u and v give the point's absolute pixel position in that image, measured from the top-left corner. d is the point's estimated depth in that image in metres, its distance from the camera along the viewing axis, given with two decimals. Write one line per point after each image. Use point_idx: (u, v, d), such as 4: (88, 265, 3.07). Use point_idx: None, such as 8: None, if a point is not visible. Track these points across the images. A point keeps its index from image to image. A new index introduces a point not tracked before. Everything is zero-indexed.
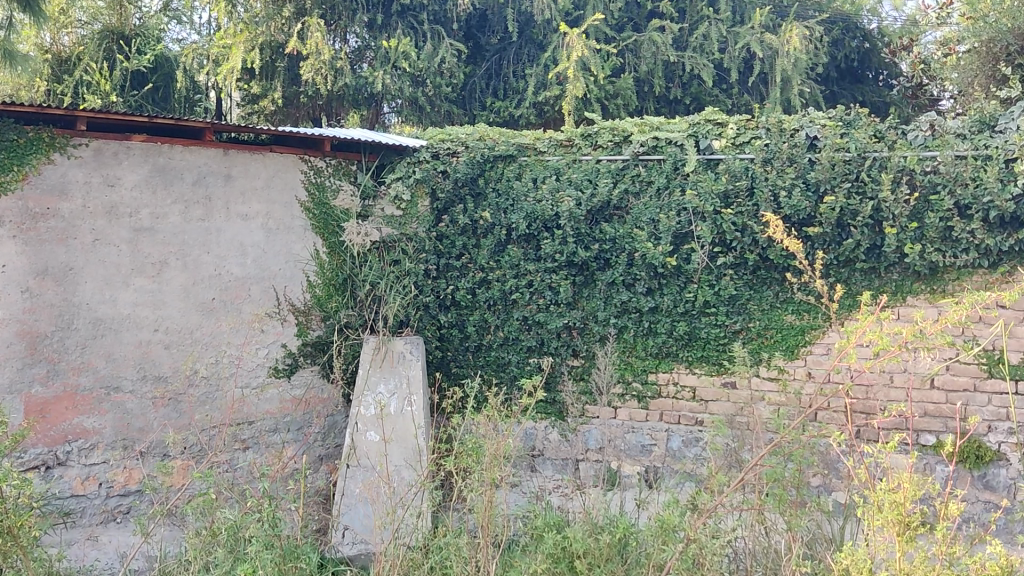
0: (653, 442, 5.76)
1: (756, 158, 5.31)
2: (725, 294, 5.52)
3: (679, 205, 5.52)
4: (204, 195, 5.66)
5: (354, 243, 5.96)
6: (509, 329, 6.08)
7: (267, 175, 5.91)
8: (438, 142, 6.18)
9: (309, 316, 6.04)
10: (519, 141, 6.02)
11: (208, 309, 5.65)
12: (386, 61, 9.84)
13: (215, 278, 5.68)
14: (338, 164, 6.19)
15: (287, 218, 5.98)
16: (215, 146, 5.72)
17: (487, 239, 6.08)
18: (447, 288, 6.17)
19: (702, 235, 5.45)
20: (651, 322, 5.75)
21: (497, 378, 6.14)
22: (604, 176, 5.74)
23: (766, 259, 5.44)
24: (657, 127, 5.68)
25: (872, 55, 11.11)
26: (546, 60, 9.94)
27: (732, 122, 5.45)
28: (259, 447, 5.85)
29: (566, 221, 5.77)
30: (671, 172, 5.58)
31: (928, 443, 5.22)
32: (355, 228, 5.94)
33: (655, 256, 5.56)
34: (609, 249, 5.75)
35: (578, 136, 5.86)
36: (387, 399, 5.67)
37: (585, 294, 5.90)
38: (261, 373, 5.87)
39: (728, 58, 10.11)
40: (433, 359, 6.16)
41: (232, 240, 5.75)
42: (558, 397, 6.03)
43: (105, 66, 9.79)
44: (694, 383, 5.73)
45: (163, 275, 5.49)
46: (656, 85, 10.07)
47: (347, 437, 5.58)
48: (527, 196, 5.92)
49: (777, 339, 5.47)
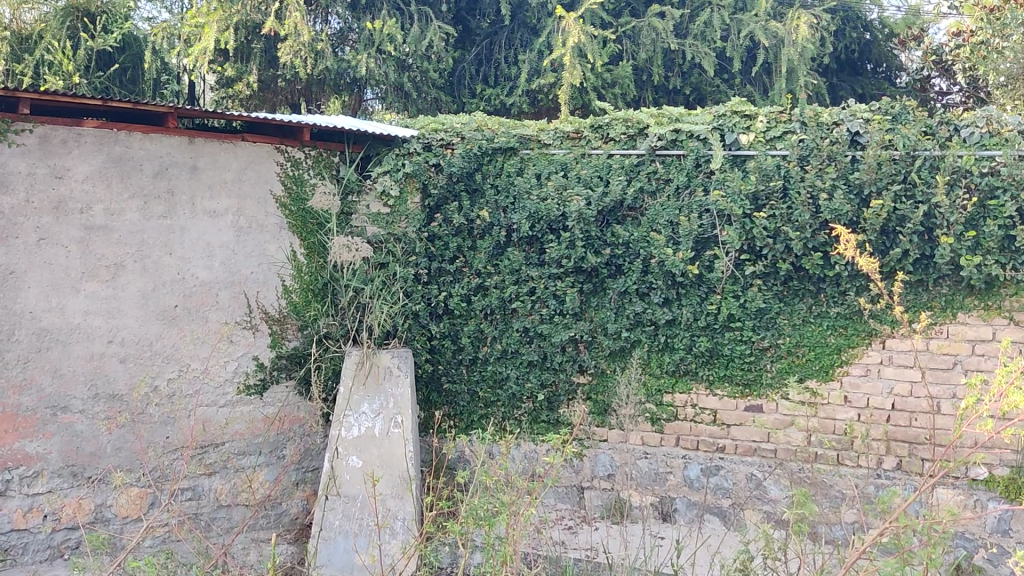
0: (668, 470, 5.20)
1: (791, 155, 4.72)
2: (752, 307, 4.92)
3: (701, 206, 4.93)
4: (166, 188, 5.01)
5: (342, 255, 5.55)
6: (508, 341, 5.48)
7: (239, 166, 5.27)
8: (430, 132, 5.56)
9: (284, 325, 5.44)
10: (521, 132, 5.40)
11: (169, 318, 5.01)
12: (370, 44, 9.19)
13: (178, 282, 5.04)
14: (319, 155, 5.56)
15: (261, 215, 5.35)
16: (180, 134, 5.06)
17: (484, 241, 5.48)
18: (438, 295, 5.56)
19: (729, 240, 4.85)
20: (668, 337, 5.16)
21: (494, 396, 5.56)
22: (618, 173, 5.14)
23: (800, 269, 4.84)
24: (677, 119, 5.06)
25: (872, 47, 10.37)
26: (540, 45, 9.27)
27: (762, 114, 4.85)
28: (227, 471, 5.26)
29: (575, 223, 5.17)
30: (693, 170, 4.98)
31: (978, 477, 4.67)
32: (343, 239, 5.55)
33: (675, 263, 4.97)
34: (622, 254, 5.17)
35: (588, 127, 5.25)
36: (371, 421, 5.09)
37: (593, 304, 5.31)
38: (229, 391, 5.25)
39: (731, 47, 9.47)
40: (422, 374, 5.56)
41: (198, 240, 5.12)
42: (562, 418, 5.43)
43: (68, 45, 9.00)
44: (715, 406, 5.15)
45: (119, 279, 4.84)
46: (655, 73, 9.46)
47: (327, 464, 4.99)
48: (531, 193, 5.33)
49: (809, 358, 4.90)
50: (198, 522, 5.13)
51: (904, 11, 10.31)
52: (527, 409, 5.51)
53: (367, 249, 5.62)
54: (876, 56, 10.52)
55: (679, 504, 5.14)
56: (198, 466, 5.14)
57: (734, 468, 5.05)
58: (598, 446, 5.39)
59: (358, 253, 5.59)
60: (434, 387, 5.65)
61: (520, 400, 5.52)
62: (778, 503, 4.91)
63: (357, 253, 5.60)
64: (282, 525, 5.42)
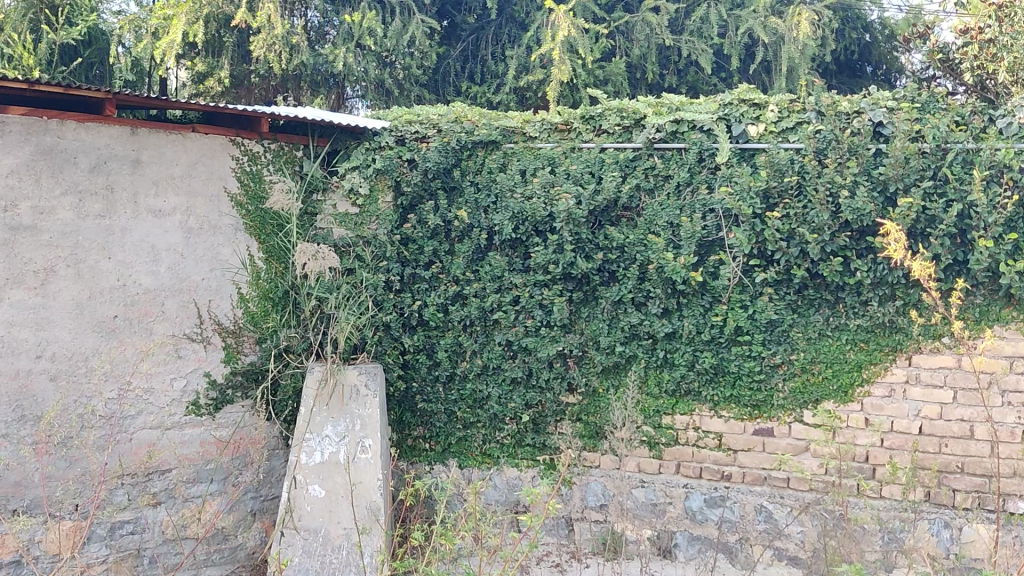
0: (667, 500, 4.66)
1: (806, 148, 4.16)
2: (762, 319, 4.36)
3: (705, 205, 4.38)
4: (105, 184, 4.45)
5: (307, 265, 4.73)
6: (489, 356, 4.91)
7: (188, 160, 4.72)
8: (404, 124, 5.02)
9: (240, 338, 4.91)
10: (504, 124, 4.85)
11: (108, 330, 4.45)
12: (349, 38, 8.65)
13: (119, 290, 4.48)
14: (280, 149, 5.04)
15: (213, 216, 4.81)
16: (121, 123, 4.50)
17: (463, 245, 4.91)
18: (412, 304, 4.99)
19: (737, 243, 4.30)
20: (668, 352, 4.61)
21: (474, 417, 5.01)
22: (612, 169, 4.58)
23: (816, 276, 4.30)
24: (678, 108, 4.53)
25: (873, 49, 9.82)
26: (528, 40, 8.69)
27: (773, 102, 4.31)
28: (174, 501, 4.70)
29: (563, 224, 4.60)
30: (695, 165, 4.44)
31: (1018, 511, 4.06)
32: (310, 247, 4.71)
33: (676, 270, 4.42)
34: (616, 259, 4.62)
35: (578, 118, 4.71)
36: (335, 446, 4.54)
37: (584, 314, 4.77)
38: (177, 411, 4.70)
39: (728, 43, 8.95)
40: (394, 393, 5.00)
41: (141, 242, 4.56)
42: (549, 442, 4.91)
43: (29, 38, 8.36)
44: (720, 429, 4.61)
45: (50, 286, 4.27)
46: (650, 71, 8.92)
47: (286, 495, 4.47)
48: (514, 190, 4.78)
49: (825, 376, 4.37)
50: (142, 559, 4.58)
51: (906, 11, 9.76)
52: (510, 432, 4.97)
53: (334, 259, 4.79)
54: (878, 57, 9.92)
55: (680, 539, 4.60)
56: (142, 496, 4.58)
57: (742, 499, 4.50)
58: (589, 473, 4.85)
59: (324, 263, 4.75)
60: (407, 406, 5.09)
61: (503, 422, 4.97)
62: (789, 538, 4.40)
63: (324, 262, 4.75)
64: (238, 561, 4.90)
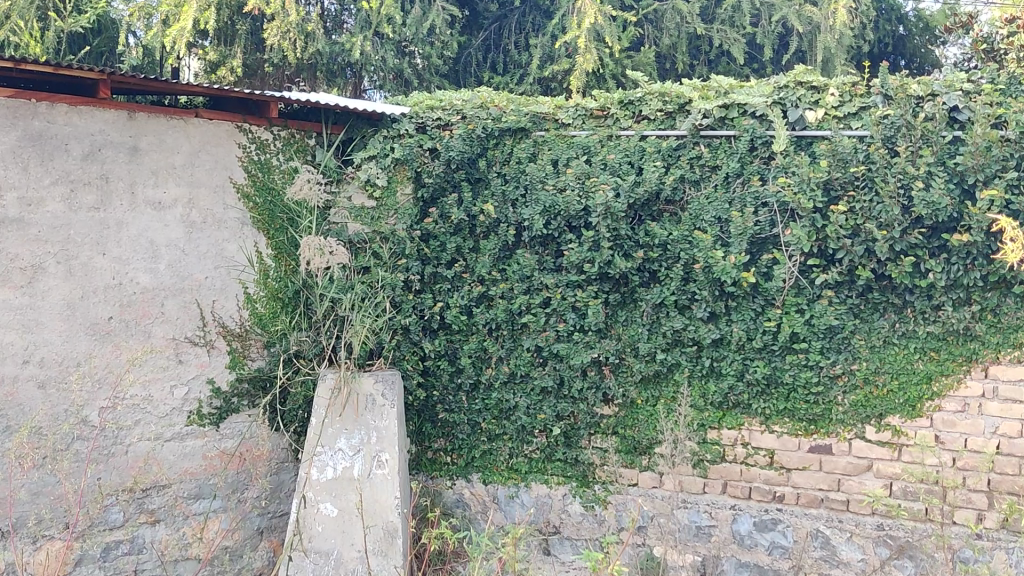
0: (712, 523, 4.25)
1: (873, 136, 3.73)
2: (821, 324, 3.92)
3: (758, 197, 3.96)
4: (99, 173, 4.06)
5: (313, 261, 4.33)
6: (517, 362, 4.51)
7: (190, 148, 4.34)
8: (424, 110, 4.61)
9: (246, 342, 4.52)
10: (535, 109, 4.43)
11: (102, 333, 4.07)
12: (367, 26, 8.25)
13: (114, 289, 4.09)
14: (291, 137, 4.67)
15: (218, 209, 4.42)
16: (117, 107, 4.10)
17: (489, 241, 4.52)
18: (433, 306, 4.59)
19: (794, 241, 3.87)
20: (714, 360, 4.19)
21: (500, 429, 4.62)
22: (653, 158, 4.17)
23: (883, 277, 3.86)
24: (727, 91, 4.10)
25: (906, 42, 9.14)
26: (553, 28, 8.21)
27: (833, 85, 3.89)
28: (174, 519, 4.32)
29: (599, 219, 4.18)
30: (746, 155, 4.01)
31: None
32: (315, 241, 4.31)
33: (727, 270, 3.99)
34: (658, 257, 4.20)
35: (616, 103, 4.29)
36: (349, 460, 4.15)
37: (621, 319, 4.36)
38: (177, 421, 4.31)
39: (761, 33, 8.43)
40: (414, 402, 4.62)
41: (139, 237, 4.17)
42: (582, 457, 4.50)
43: (37, 26, 7.90)
44: (772, 445, 4.18)
45: (38, 284, 3.88)
46: (680, 62, 8.41)
47: (296, 515, 4.08)
48: (545, 182, 4.35)
49: (891, 389, 3.93)
50: None
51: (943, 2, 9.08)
52: (539, 446, 4.58)
53: (343, 254, 4.40)
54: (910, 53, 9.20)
55: (727, 566, 4.19)
56: (139, 513, 4.21)
57: (796, 523, 4.09)
58: (626, 491, 4.45)
59: (331, 258, 4.36)
60: (428, 416, 4.71)
61: (532, 434, 4.59)
62: (849, 566, 3.97)
63: (330, 258, 4.36)
64: None
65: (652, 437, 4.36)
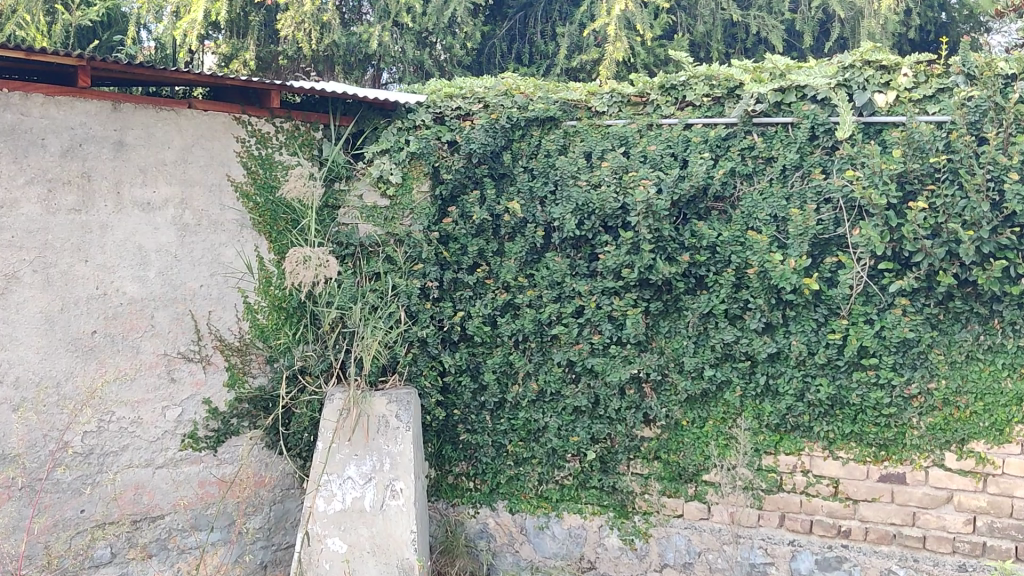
0: (769, 561, 3.80)
1: (956, 121, 3.22)
2: (893, 337, 3.42)
3: (820, 193, 3.48)
4: (81, 170, 3.61)
5: (300, 277, 3.86)
6: (546, 379, 4.06)
7: (183, 143, 3.90)
8: (443, 99, 4.17)
9: (247, 357, 4.10)
10: (566, 96, 3.96)
11: (85, 350, 3.62)
12: (386, 15, 7.74)
13: (99, 300, 3.65)
14: (295, 129, 4.23)
15: (214, 209, 3.99)
16: (100, 97, 3.65)
17: (515, 244, 4.07)
18: (453, 315, 4.13)
19: (864, 242, 3.39)
20: (770, 377, 3.70)
21: (527, 452, 4.16)
22: (700, 150, 3.70)
23: (967, 283, 3.36)
24: (783, 73, 3.61)
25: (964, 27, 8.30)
26: (581, 16, 7.67)
27: (906, 64, 3.38)
28: (168, 554, 3.90)
29: (639, 218, 3.71)
30: (806, 144, 3.51)
31: None
32: (298, 253, 3.86)
33: (786, 277, 3.51)
34: (706, 261, 3.73)
35: (656, 88, 3.81)
36: (358, 490, 3.70)
37: (663, 330, 3.88)
38: (170, 446, 3.89)
39: (801, 19, 7.65)
40: (431, 423, 4.18)
41: (126, 242, 3.73)
42: (620, 485, 4.04)
43: (43, 21, 7.35)
44: (836, 473, 3.70)
45: (11, 297, 3.42)
46: (715, 51, 7.68)
47: (299, 551, 3.69)
48: (578, 177, 3.88)
49: (974, 412, 3.43)
50: None
51: None
52: (572, 471, 4.12)
53: (332, 267, 3.92)
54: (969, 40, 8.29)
55: None
56: (128, 549, 3.78)
57: (865, 563, 3.64)
58: (670, 524, 4.00)
59: (321, 272, 3.90)
60: (448, 438, 4.27)
61: (563, 459, 4.13)
62: None
63: (319, 271, 3.89)
64: None
65: (700, 463, 3.90)
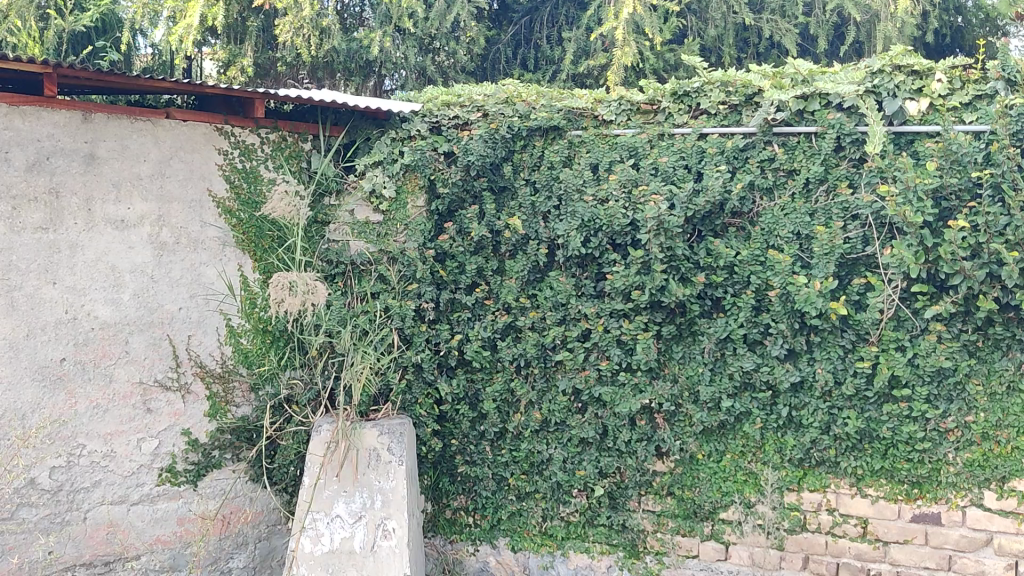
0: None
1: (997, 131, 2.94)
2: (928, 366, 3.14)
3: (847, 208, 3.20)
4: (49, 186, 3.34)
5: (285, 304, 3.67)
6: (550, 408, 3.79)
7: (161, 156, 3.63)
8: (439, 107, 3.88)
9: (230, 384, 3.84)
10: (570, 104, 3.69)
11: (53, 379, 3.35)
12: (387, 20, 7.46)
13: (68, 326, 3.39)
14: (281, 141, 3.97)
15: (194, 227, 3.73)
16: (70, 106, 3.38)
17: (517, 262, 3.78)
18: (450, 338, 3.87)
19: (896, 263, 3.10)
20: (792, 407, 3.43)
21: (531, 486, 3.89)
22: (715, 161, 3.41)
23: (1010, 309, 3.07)
24: (806, 79, 3.34)
25: None
26: (588, 19, 7.37)
27: (940, 68, 3.10)
28: None
29: (650, 235, 3.41)
30: (832, 156, 3.24)
31: None
32: (283, 278, 3.67)
33: (812, 302, 3.22)
34: (724, 282, 3.45)
35: (669, 95, 3.52)
36: (348, 530, 3.42)
37: (676, 356, 3.60)
38: (146, 480, 3.62)
39: (815, 23, 7.32)
40: (428, 454, 3.89)
41: (99, 262, 3.47)
42: (630, 523, 3.76)
43: (35, 26, 6.91)
44: (864, 512, 3.42)
45: None
46: (727, 55, 7.36)
47: None
48: (584, 192, 3.60)
49: (1016, 448, 3.15)
50: None
51: None
52: (578, 508, 3.85)
53: (320, 293, 3.72)
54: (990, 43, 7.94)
55: None
56: None
57: None
58: (684, 565, 3.73)
59: (310, 300, 3.71)
60: (445, 470, 4.01)
61: (569, 494, 3.86)
62: None
63: (307, 298, 3.70)
64: None
65: (715, 501, 3.63)
